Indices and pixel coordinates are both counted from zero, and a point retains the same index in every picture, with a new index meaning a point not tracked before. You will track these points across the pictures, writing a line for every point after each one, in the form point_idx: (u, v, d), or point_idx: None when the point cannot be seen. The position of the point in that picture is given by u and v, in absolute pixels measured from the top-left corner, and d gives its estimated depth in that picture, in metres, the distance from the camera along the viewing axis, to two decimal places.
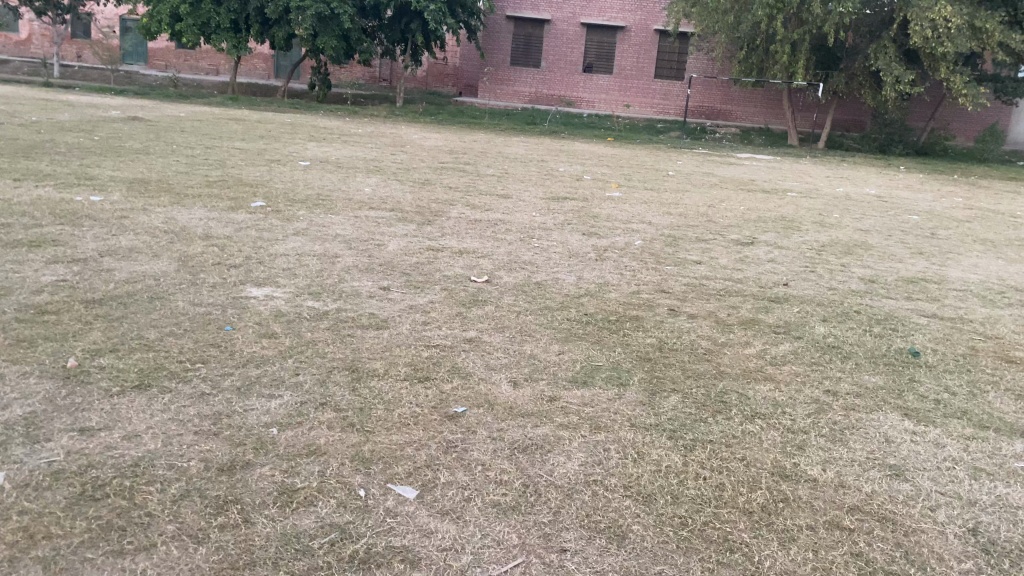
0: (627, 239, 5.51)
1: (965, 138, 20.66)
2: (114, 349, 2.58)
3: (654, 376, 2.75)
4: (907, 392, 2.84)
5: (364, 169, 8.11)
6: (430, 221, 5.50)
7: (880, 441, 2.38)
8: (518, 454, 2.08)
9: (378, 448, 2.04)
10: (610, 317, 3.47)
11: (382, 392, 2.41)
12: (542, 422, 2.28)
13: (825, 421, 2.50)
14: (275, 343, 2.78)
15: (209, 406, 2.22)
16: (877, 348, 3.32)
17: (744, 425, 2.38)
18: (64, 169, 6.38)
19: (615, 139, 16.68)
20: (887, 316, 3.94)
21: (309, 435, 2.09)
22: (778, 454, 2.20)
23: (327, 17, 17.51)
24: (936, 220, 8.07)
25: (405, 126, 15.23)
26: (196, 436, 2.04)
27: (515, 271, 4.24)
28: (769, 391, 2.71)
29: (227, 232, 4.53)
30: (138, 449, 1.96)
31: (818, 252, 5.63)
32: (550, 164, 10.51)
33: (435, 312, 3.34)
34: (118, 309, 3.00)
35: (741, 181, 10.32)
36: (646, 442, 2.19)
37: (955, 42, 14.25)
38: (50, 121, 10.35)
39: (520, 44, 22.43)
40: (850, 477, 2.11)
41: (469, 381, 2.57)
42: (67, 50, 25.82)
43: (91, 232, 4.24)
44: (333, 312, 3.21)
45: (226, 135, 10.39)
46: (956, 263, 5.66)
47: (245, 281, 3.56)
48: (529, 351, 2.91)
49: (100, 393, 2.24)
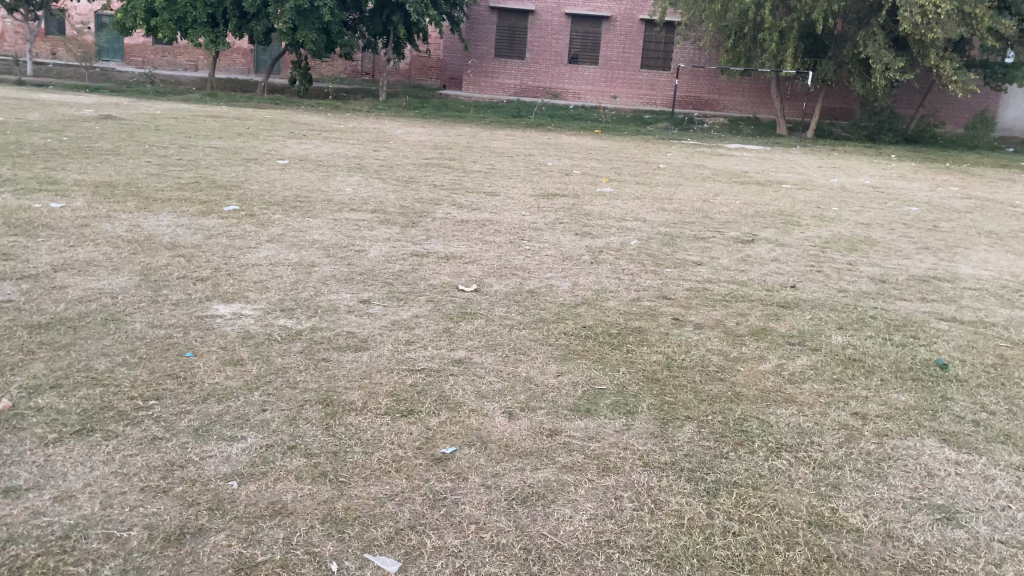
0: (623, 239, 5.23)
1: (954, 125, 20.53)
2: (55, 386, 2.27)
3: (664, 402, 2.47)
4: (941, 412, 2.57)
5: (346, 168, 7.76)
6: (415, 223, 5.20)
7: (921, 475, 2.11)
8: (517, 507, 1.80)
9: (355, 505, 1.76)
10: (611, 330, 3.18)
11: (360, 430, 2.13)
12: (542, 464, 2.01)
13: (859, 451, 2.23)
14: (241, 371, 2.49)
15: (159, 454, 1.93)
16: (900, 361, 3.05)
17: (770, 461, 2.12)
18: (25, 173, 6.04)
19: (603, 131, 16.38)
20: (905, 321, 3.68)
21: (273, 490, 1.81)
22: (813, 498, 1.93)
23: (306, 10, 17.09)
24: (936, 211, 7.83)
25: (386, 120, 14.89)
26: (142, 495, 1.75)
27: (506, 277, 3.96)
28: (791, 416, 2.44)
29: (195, 241, 4.22)
30: (71, 514, 1.67)
31: (821, 249, 5.40)
32: (537, 157, 10.24)
33: (420, 328, 3.05)
34: (66, 335, 2.69)
35: (734, 174, 10.04)
36: (663, 487, 1.92)
37: (945, 28, 13.97)
38: (17, 121, 9.96)
39: (505, 35, 22.07)
40: (897, 525, 1.84)
41: (458, 414, 2.28)
42: (42, 48, 25.30)
43: (46, 244, 3.91)
44: (308, 331, 2.91)
45: (202, 134, 10.01)
46: (965, 259, 5.42)
47: (210, 297, 3.25)
48: (525, 373, 2.63)
49: (32, 442, 1.94)
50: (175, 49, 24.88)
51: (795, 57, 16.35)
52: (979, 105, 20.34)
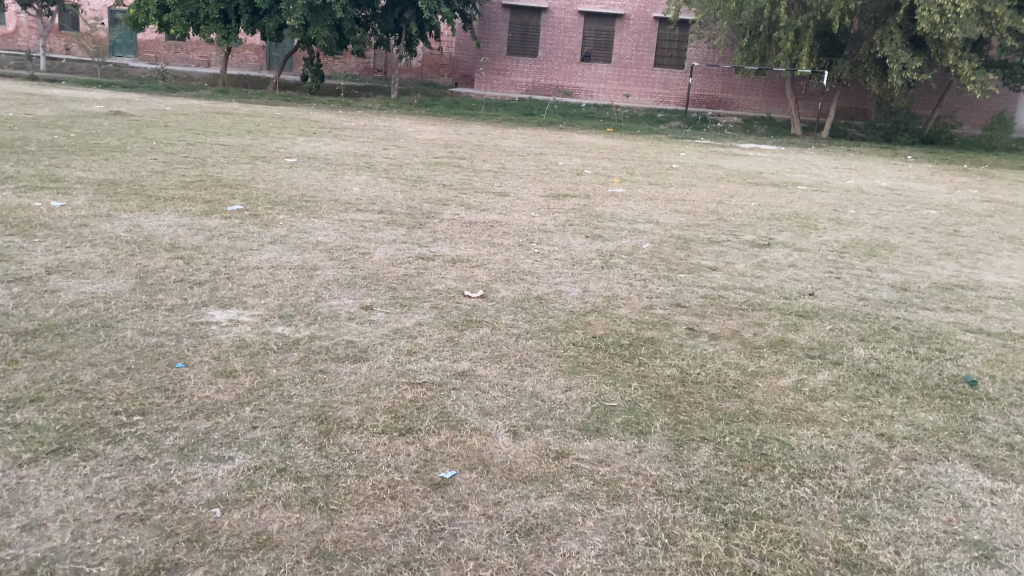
0: (635, 243, 5.08)
1: (971, 126, 20.25)
2: (35, 399, 2.16)
3: (679, 421, 2.33)
4: (972, 434, 2.42)
5: (355, 166, 7.65)
6: (422, 224, 5.08)
7: (955, 505, 1.97)
8: (520, 540, 1.68)
9: (346, 537, 1.64)
10: (623, 341, 3.05)
11: (355, 451, 2.00)
12: (549, 491, 1.87)
13: (886, 478, 2.09)
14: (234, 384, 2.36)
15: (140, 477, 1.81)
16: (926, 376, 2.91)
17: (792, 489, 1.98)
18: (30, 170, 5.95)
19: (616, 130, 16.18)
20: (930, 333, 3.52)
21: (259, 518, 1.68)
22: (840, 533, 1.80)
23: (318, 7, 16.97)
24: (956, 214, 7.65)
25: (398, 118, 14.78)
26: (116, 524, 1.63)
27: (513, 282, 3.83)
28: (814, 437, 2.30)
29: (196, 242, 4.11)
30: (38, 546, 1.55)
31: (840, 254, 5.23)
32: (548, 157, 10.10)
33: (423, 337, 2.92)
34: (53, 343, 2.58)
35: (748, 174, 9.88)
36: (677, 520, 1.79)
37: (963, 27, 13.73)
38: (27, 117, 9.90)
39: (517, 33, 21.95)
40: (930, 565, 1.71)
41: (459, 433, 2.15)
42: (55, 43, 25.35)
43: (42, 244, 3.82)
44: (306, 340, 2.78)
45: (211, 131, 9.90)
46: (988, 265, 5.25)
47: (207, 302, 3.14)
48: (530, 388, 2.49)
49: (6, 463, 1.83)
50: (187, 45, 24.88)
51: (812, 56, 16.10)
52: (997, 106, 20.06)
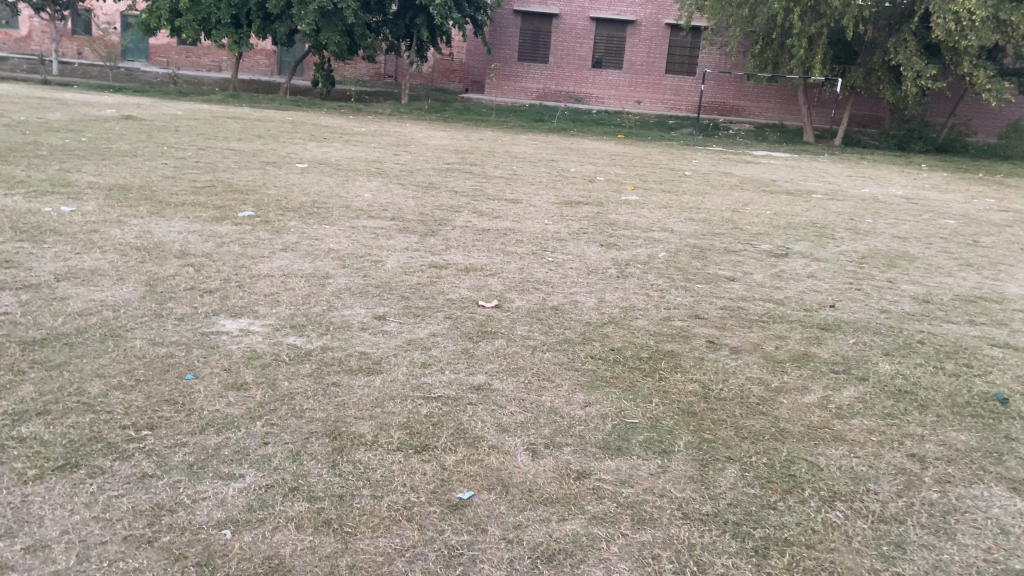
0: (651, 252, 5.00)
1: (986, 134, 20.09)
2: (43, 412, 2.10)
3: (703, 440, 2.26)
4: (1007, 454, 2.34)
5: (366, 172, 7.58)
6: (434, 231, 5.01)
7: (994, 531, 1.89)
8: (542, 566, 1.61)
9: (362, 562, 1.57)
10: (641, 354, 2.97)
11: (369, 469, 1.94)
12: (570, 514, 1.80)
13: (920, 503, 2.00)
14: (244, 397, 2.30)
15: (148, 496, 1.75)
16: (956, 393, 2.82)
17: (823, 513, 1.90)
18: (40, 175, 5.92)
19: (627, 137, 16.09)
20: (957, 347, 3.43)
21: (271, 541, 1.62)
22: (876, 561, 1.72)
23: (329, 12, 16.97)
24: (976, 225, 7.53)
25: (409, 124, 14.74)
26: (123, 546, 1.57)
27: (528, 292, 3.77)
28: (842, 458, 2.22)
29: (206, 249, 4.06)
30: (43, 569, 1.49)
31: (859, 265, 5.14)
32: (560, 163, 10.02)
33: (436, 349, 2.86)
34: (61, 353, 2.52)
35: (762, 182, 9.79)
36: (706, 546, 1.72)
37: (979, 35, 13.60)
38: (38, 121, 9.88)
39: (528, 38, 21.90)
40: None
41: (476, 451, 2.08)
42: (68, 47, 25.49)
43: (51, 250, 3.77)
44: (317, 352, 2.72)
45: (222, 136, 9.86)
46: (1010, 277, 5.14)
47: (217, 311, 3.09)
48: (548, 404, 2.42)
49: (11, 480, 1.77)
50: (199, 50, 25.02)
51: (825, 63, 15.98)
52: (1011, 115, 19.90)
